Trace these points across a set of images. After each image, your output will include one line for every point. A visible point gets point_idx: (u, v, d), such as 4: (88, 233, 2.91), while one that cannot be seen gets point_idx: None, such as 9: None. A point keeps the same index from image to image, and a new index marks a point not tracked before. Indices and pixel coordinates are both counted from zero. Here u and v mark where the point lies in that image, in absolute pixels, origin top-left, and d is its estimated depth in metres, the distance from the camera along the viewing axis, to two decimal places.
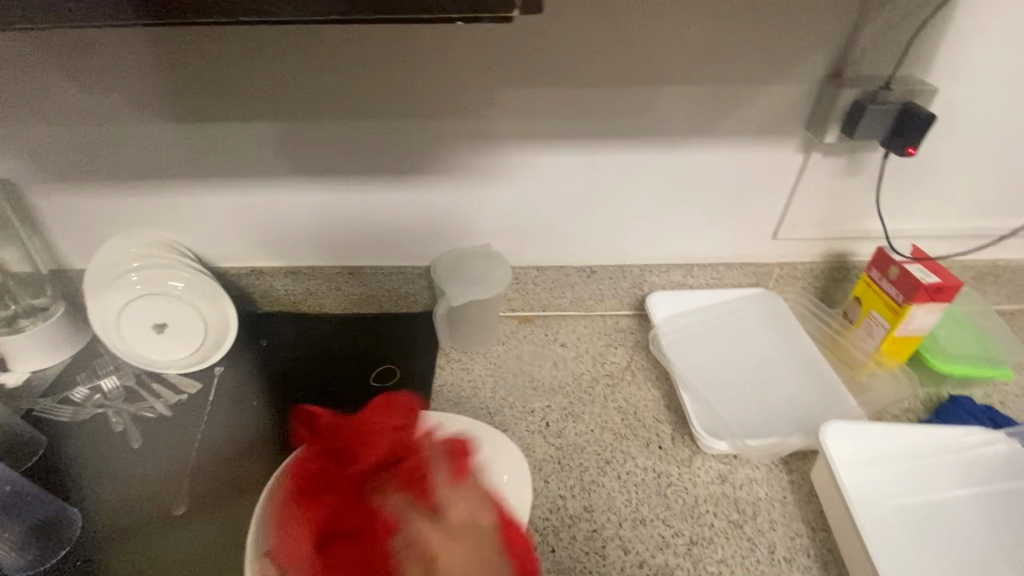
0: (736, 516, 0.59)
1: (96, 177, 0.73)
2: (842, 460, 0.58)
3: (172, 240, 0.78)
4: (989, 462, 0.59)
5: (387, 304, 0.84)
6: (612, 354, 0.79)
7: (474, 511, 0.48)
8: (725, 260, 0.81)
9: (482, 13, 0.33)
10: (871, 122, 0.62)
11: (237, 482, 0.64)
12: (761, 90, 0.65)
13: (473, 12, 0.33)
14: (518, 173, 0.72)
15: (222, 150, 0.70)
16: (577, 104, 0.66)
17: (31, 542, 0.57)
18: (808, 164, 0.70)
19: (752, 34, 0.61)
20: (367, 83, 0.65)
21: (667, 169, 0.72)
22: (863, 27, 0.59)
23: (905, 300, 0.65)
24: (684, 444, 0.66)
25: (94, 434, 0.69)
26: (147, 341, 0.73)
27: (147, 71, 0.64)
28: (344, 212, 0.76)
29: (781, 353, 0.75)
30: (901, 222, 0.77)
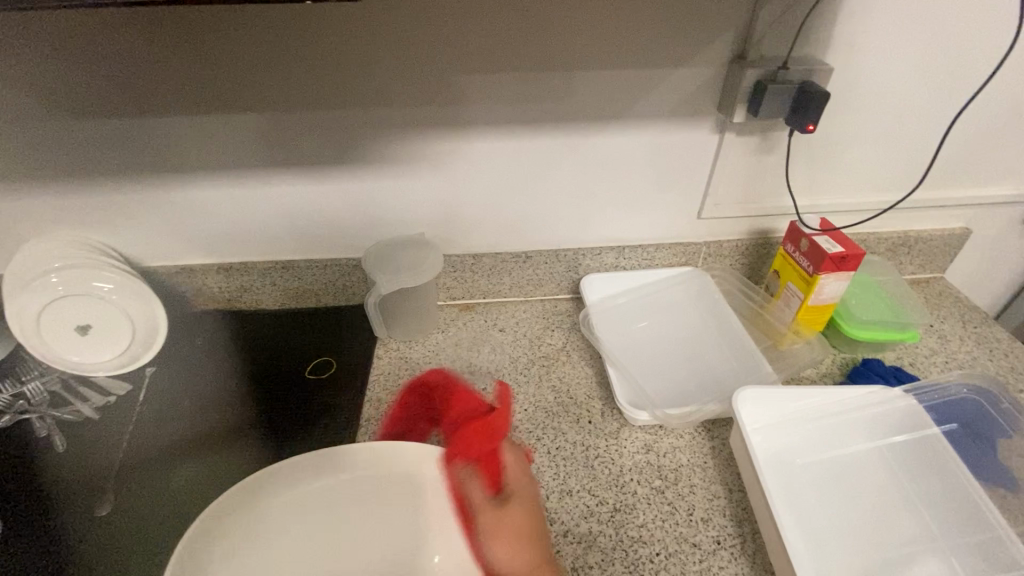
0: (659, 483, 0.61)
1: (11, 177, 0.71)
2: (754, 426, 0.61)
3: (99, 242, 0.77)
4: (889, 417, 0.62)
5: (325, 297, 0.84)
6: (549, 335, 0.81)
7: (532, 513, 0.51)
8: (654, 241, 0.84)
9: None
10: (773, 101, 0.65)
11: (165, 479, 0.64)
12: (671, 74, 0.67)
13: None
14: (446, 160, 0.74)
15: (145, 145, 0.70)
16: (497, 91, 0.68)
17: None
18: (723, 144, 0.73)
19: (657, 18, 0.63)
20: (286, 74, 0.66)
21: (590, 152, 0.74)
22: (761, 9, 0.62)
23: (813, 270, 0.68)
24: (613, 418, 0.68)
25: (16, 439, 0.67)
26: (71, 343, 0.71)
27: (55, 67, 0.63)
28: (277, 206, 0.77)
29: (707, 327, 0.78)
30: (816, 198, 0.80)
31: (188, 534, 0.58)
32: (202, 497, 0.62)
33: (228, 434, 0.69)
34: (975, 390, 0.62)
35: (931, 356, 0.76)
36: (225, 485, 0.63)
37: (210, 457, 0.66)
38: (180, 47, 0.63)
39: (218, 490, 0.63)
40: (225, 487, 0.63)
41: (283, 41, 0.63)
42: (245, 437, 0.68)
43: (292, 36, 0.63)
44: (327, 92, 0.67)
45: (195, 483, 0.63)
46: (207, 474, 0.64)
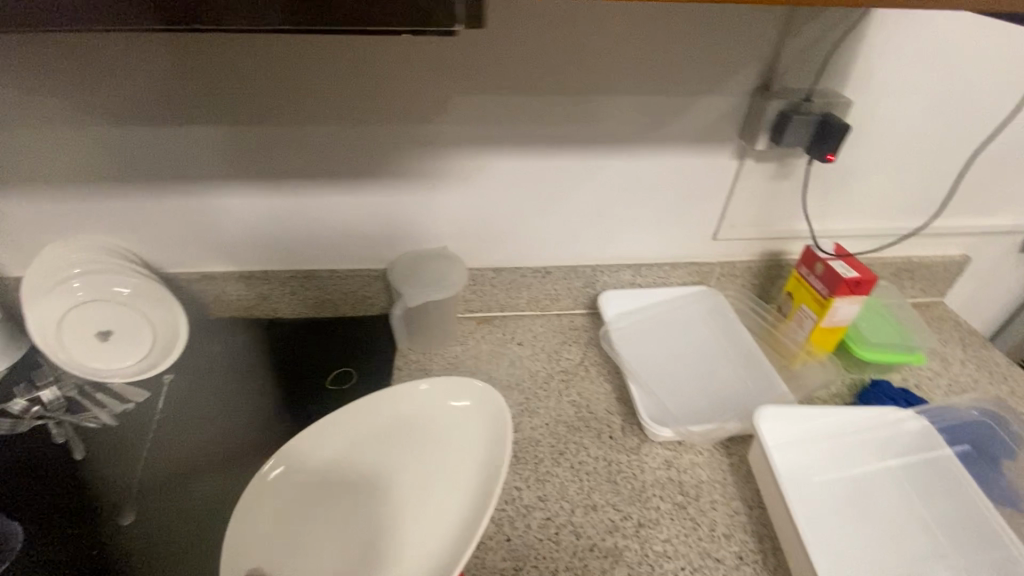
0: (681, 498, 0.63)
1: (38, 180, 0.71)
2: (775, 442, 0.62)
3: (120, 247, 0.77)
4: (902, 437, 0.64)
5: (344, 307, 0.85)
6: (567, 350, 0.82)
7: None
8: (671, 260, 0.86)
9: (428, 26, 0.34)
10: (795, 131, 0.68)
11: (188, 488, 0.63)
12: (697, 101, 0.70)
13: (419, 25, 0.33)
14: (472, 176, 0.76)
15: (176, 151, 0.70)
16: (529, 112, 0.70)
17: None
18: (742, 169, 0.76)
19: (687, 48, 0.66)
20: (323, 87, 0.67)
21: (613, 173, 0.76)
22: (786, 44, 0.65)
23: (829, 294, 0.70)
24: (633, 434, 0.70)
25: (33, 446, 0.66)
26: (89, 350, 0.70)
27: (93, 73, 0.64)
28: (303, 215, 0.78)
29: (721, 345, 0.80)
30: (828, 223, 0.83)
31: (213, 544, 0.58)
32: (227, 507, 0.61)
33: (249, 444, 0.68)
34: (987, 412, 0.65)
35: (935, 378, 0.79)
36: None
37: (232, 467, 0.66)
38: (222, 60, 0.64)
39: (241, 500, 0.62)
40: None
41: (324, 57, 0.64)
42: (266, 447, 0.68)
43: (333, 52, 0.64)
44: (363, 106, 0.68)
45: (217, 492, 0.63)
46: (231, 483, 0.64)
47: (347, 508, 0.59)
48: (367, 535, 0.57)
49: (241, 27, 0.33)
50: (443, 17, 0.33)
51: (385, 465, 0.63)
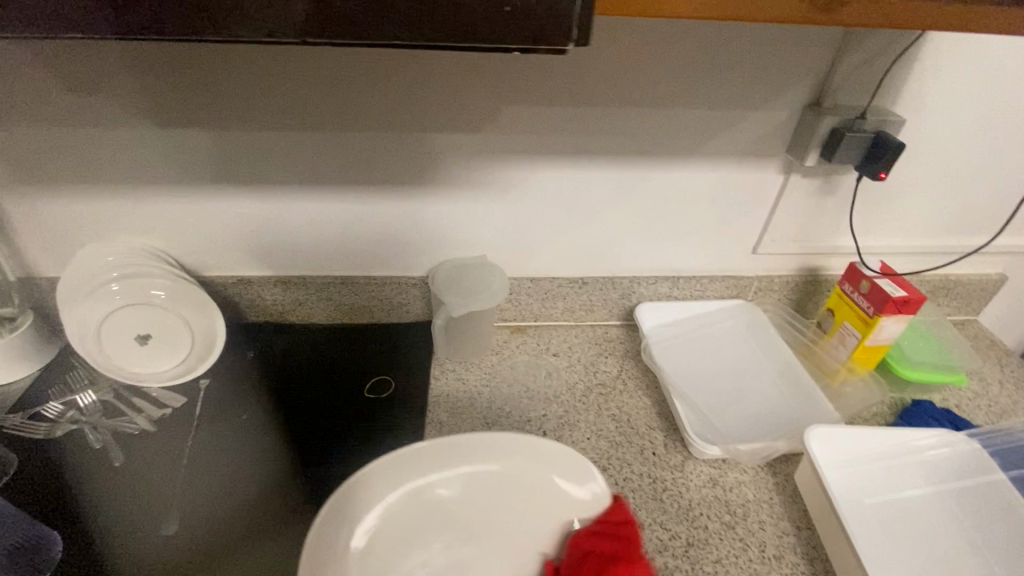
0: (728, 517, 0.62)
1: (79, 181, 0.70)
2: (825, 462, 0.62)
3: (157, 249, 0.76)
4: (953, 461, 0.64)
5: (378, 314, 0.84)
6: (603, 363, 0.82)
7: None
8: (708, 273, 0.85)
9: (539, 44, 0.33)
10: (847, 148, 0.67)
11: (230, 497, 0.62)
12: (747, 116, 0.69)
13: (530, 43, 0.33)
14: (514, 186, 0.75)
15: (219, 156, 0.70)
16: (577, 123, 0.70)
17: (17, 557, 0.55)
18: (787, 184, 0.75)
19: (741, 63, 0.65)
20: (373, 95, 0.66)
21: (657, 186, 0.76)
22: (841, 61, 0.65)
23: (875, 312, 0.70)
24: (676, 450, 0.69)
25: (71, 451, 0.66)
26: (128, 353, 0.70)
27: (142, 76, 0.63)
28: (342, 221, 0.77)
29: (761, 361, 0.79)
30: (868, 240, 0.82)
31: (258, 556, 0.57)
32: (270, 518, 0.61)
33: (288, 453, 0.67)
34: None
35: (975, 399, 0.79)
36: (290, 506, 0.62)
37: (271, 476, 0.65)
38: (272, 65, 0.63)
39: (283, 512, 0.61)
40: (291, 508, 0.62)
41: (375, 64, 0.64)
42: (306, 457, 0.67)
43: (384, 59, 0.63)
44: (410, 114, 0.68)
45: (259, 502, 0.62)
46: (273, 493, 0.63)
47: (406, 531, 0.56)
48: (432, 561, 0.55)
49: (352, 42, 0.33)
50: (556, 35, 0.33)
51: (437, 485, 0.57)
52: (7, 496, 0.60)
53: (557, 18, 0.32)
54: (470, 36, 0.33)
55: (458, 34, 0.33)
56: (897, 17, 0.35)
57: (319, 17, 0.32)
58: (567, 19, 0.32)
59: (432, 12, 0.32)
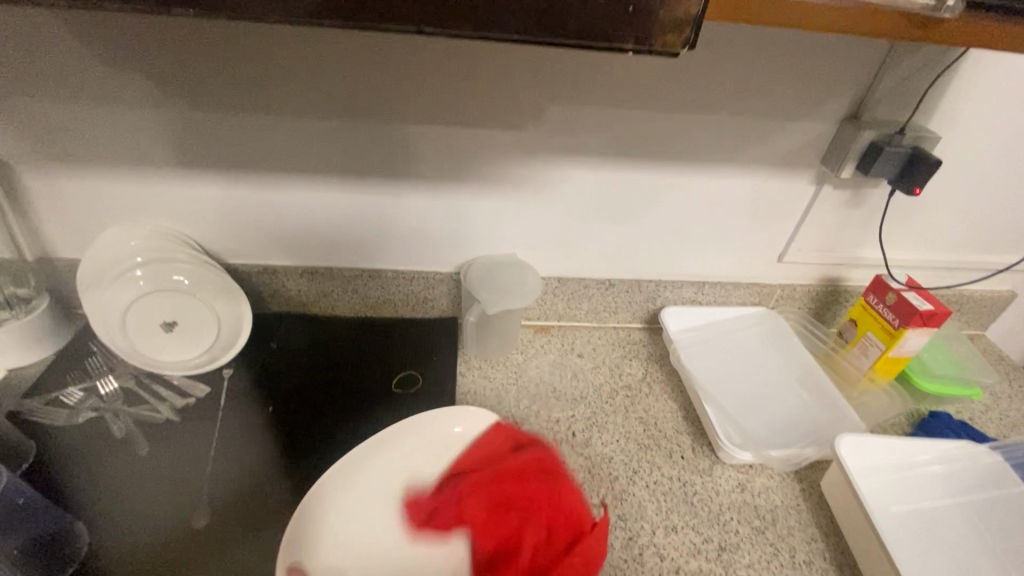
0: (758, 522, 0.63)
1: (105, 161, 0.68)
2: (857, 469, 0.63)
3: (182, 234, 0.74)
4: (975, 471, 0.65)
5: (402, 308, 0.83)
6: (627, 365, 0.82)
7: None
8: (732, 280, 0.86)
9: (652, 46, 0.33)
10: (884, 162, 0.69)
11: (259, 492, 0.61)
12: (787, 125, 0.70)
13: (644, 45, 0.33)
14: (550, 186, 0.75)
15: (252, 141, 0.68)
16: (618, 126, 0.70)
17: (39, 557, 0.52)
18: (819, 195, 0.76)
19: (786, 73, 0.66)
20: (416, 86, 0.65)
21: (690, 190, 0.76)
22: (883, 76, 0.66)
23: (900, 325, 0.71)
24: (704, 455, 0.70)
25: (94, 439, 0.64)
26: (153, 340, 0.68)
27: (181, 56, 0.61)
28: (373, 213, 0.76)
29: (783, 368, 0.80)
30: (891, 252, 0.84)
31: None
32: None
33: (317, 446, 0.66)
34: None
35: (986, 413, 0.81)
36: None
37: (301, 470, 0.64)
38: (316, 50, 0.62)
39: None
40: None
41: (423, 56, 0.63)
42: (335, 451, 0.66)
43: (432, 51, 0.62)
44: (453, 107, 0.67)
45: (290, 496, 0.61)
46: (304, 487, 0.62)
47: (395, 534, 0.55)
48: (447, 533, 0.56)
49: (467, 33, 0.33)
50: (671, 39, 0.33)
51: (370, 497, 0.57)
52: (35, 484, 0.59)
53: (675, 21, 0.32)
54: (587, 35, 0.33)
55: (576, 30, 0.33)
56: (991, 39, 0.35)
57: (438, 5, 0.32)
58: (684, 25, 0.32)
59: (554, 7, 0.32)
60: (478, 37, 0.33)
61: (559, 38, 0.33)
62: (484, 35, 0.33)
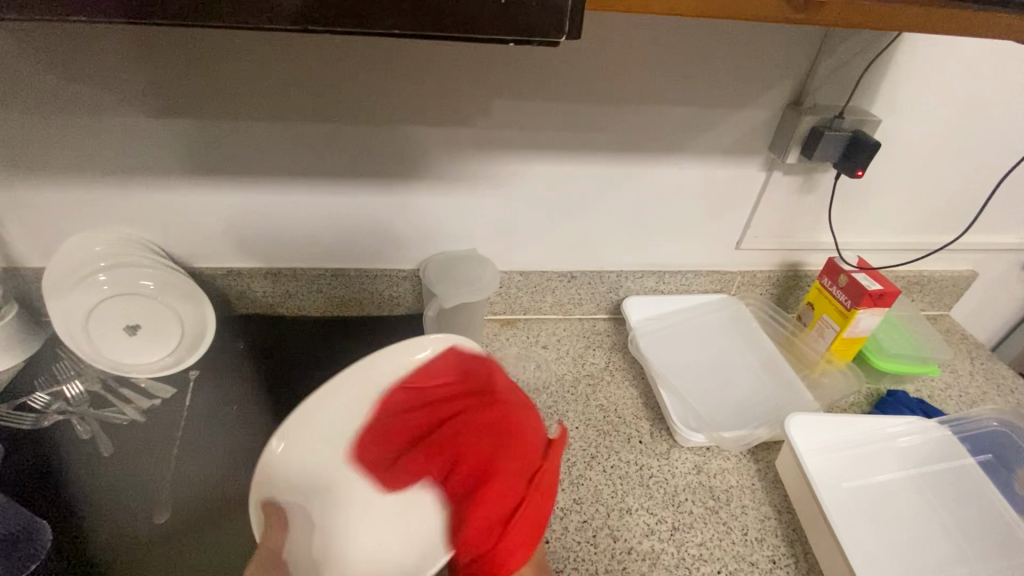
0: (712, 502, 0.64)
1: (64, 171, 0.69)
2: (807, 448, 0.64)
3: (146, 240, 0.76)
4: (926, 447, 0.67)
5: (368, 306, 0.85)
6: (591, 354, 0.83)
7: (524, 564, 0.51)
8: (692, 268, 0.88)
9: (533, 37, 0.34)
10: (826, 146, 0.70)
11: (221, 488, 0.63)
12: (731, 114, 0.72)
13: (524, 36, 0.34)
14: (505, 180, 0.76)
15: (206, 146, 0.69)
16: (565, 118, 0.71)
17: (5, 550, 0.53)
18: (769, 181, 0.78)
19: (725, 63, 0.67)
20: (364, 88, 0.67)
21: (643, 181, 0.78)
22: (820, 62, 0.67)
23: (852, 305, 0.72)
24: (662, 439, 0.71)
25: (58, 441, 0.65)
26: (117, 344, 0.70)
27: (128, 64, 0.62)
28: (333, 214, 0.77)
29: (744, 352, 0.82)
30: (847, 236, 0.85)
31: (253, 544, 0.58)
32: None
33: None
34: (1006, 424, 0.66)
35: (946, 390, 0.82)
36: None
37: None
38: (263, 55, 0.63)
39: None
40: None
41: (366, 56, 0.64)
42: None
43: (376, 53, 0.64)
44: (401, 105, 0.68)
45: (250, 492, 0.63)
46: None
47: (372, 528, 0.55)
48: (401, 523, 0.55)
49: (350, 30, 0.33)
50: (550, 31, 0.34)
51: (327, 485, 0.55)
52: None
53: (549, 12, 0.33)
54: (467, 27, 0.33)
55: (455, 22, 0.33)
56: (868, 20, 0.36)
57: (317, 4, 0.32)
58: (560, 15, 0.33)
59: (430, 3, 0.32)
60: (363, 34, 0.34)
61: (440, 32, 0.33)
62: (366, 31, 0.34)
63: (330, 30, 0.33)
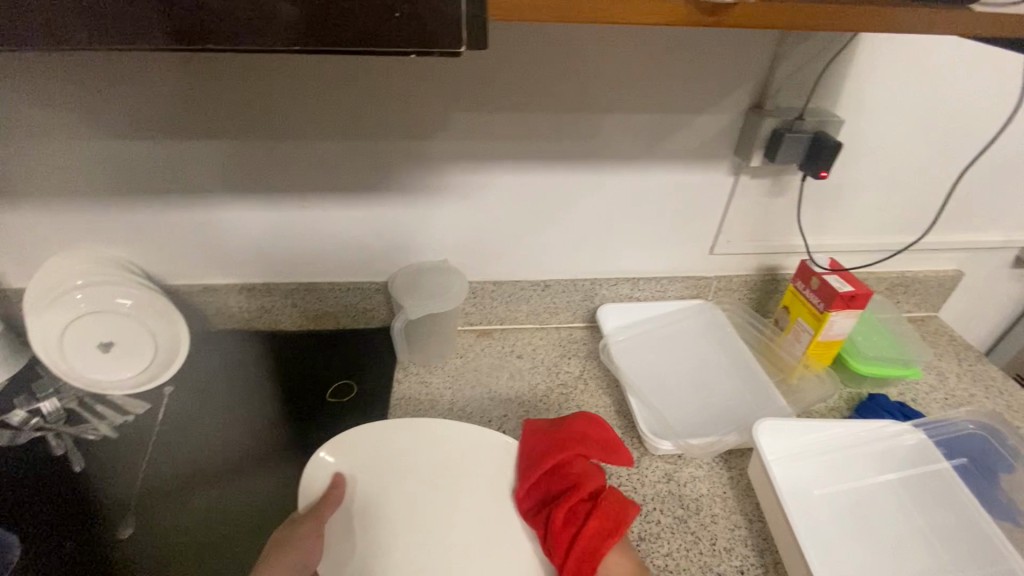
0: (681, 512, 0.63)
1: (41, 194, 0.71)
2: (775, 454, 0.63)
3: (124, 259, 0.78)
4: (900, 452, 0.65)
5: (345, 320, 0.86)
6: (566, 363, 0.83)
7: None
8: (667, 274, 0.87)
9: (433, 48, 0.35)
10: (788, 148, 0.70)
11: (186, 502, 0.63)
12: (693, 120, 0.72)
13: (424, 47, 0.35)
14: (473, 192, 0.77)
15: (176, 167, 0.71)
16: (527, 129, 0.72)
17: None
18: (738, 185, 0.77)
19: (682, 70, 0.68)
20: (328, 107, 0.68)
21: (611, 189, 0.78)
22: (778, 65, 0.67)
23: (824, 308, 0.71)
24: (632, 447, 0.70)
25: (31, 457, 0.66)
26: (91, 361, 0.71)
27: (98, 92, 0.64)
28: (305, 231, 0.79)
29: (720, 358, 0.81)
30: (823, 238, 0.84)
31: (216, 556, 0.58)
32: (227, 519, 0.62)
33: (249, 455, 0.68)
34: (985, 427, 0.65)
35: (931, 392, 0.80)
36: (248, 509, 0.63)
37: (229, 479, 0.66)
38: (225, 78, 0.65)
39: (238, 514, 0.62)
40: (247, 510, 0.63)
41: (326, 75, 0.65)
42: (266, 459, 0.68)
43: (335, 72, 0.65)
44: (364, 122, 0.69)
45: (217, 505, 0.63)
46: (232, 494, 0.64)
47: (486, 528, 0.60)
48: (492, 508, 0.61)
49: (256, 48, 0.35)
50: (449, 42, 0.35)
51: (469, 550, 0.59)
52: None
53: (446, 23, 0.34)
54: (366, 42, 0.35)
55: (353, 39, 0.35)
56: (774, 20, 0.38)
57: (221, 26, 0.34)
58: (454, 24, 0.34)
59: (325, 20, 0.34)
60: (267, 51, 0.35)
61: (342, 46, 0.35)
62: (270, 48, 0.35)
63: (237, 49, 0.35)
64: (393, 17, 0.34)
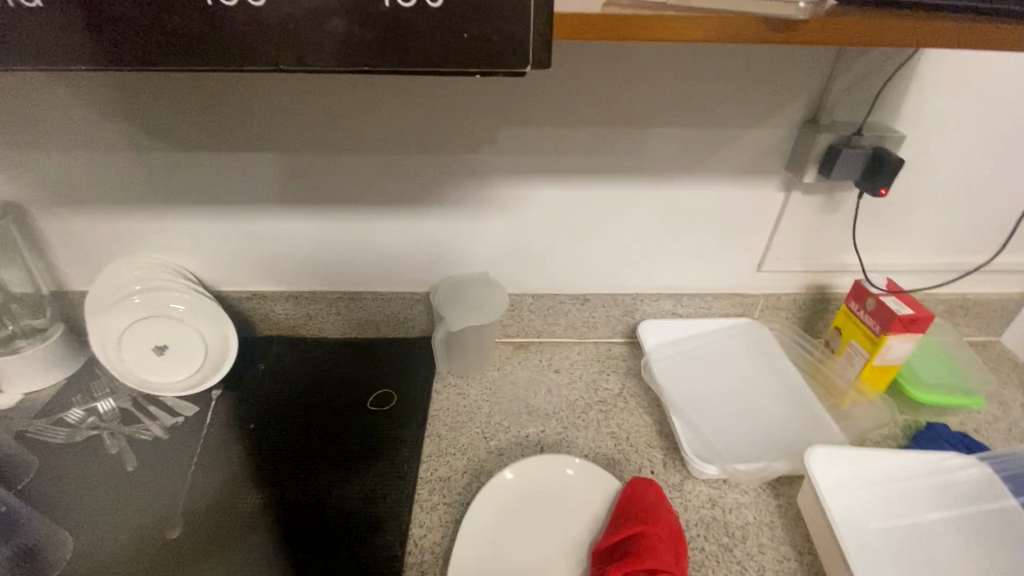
0: (726, 539, 0.61)
1: (105, 200, 0.75)
2: (828, 484, 0.60)
3: (176, 264, 0.81)
4: (964, 486, 0.62)
5: (385, 329, 0.87)
6: (605, 380, 0.81)
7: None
8: (711, 291, 0.85)
9: (496, 68, 0.35)
10: (844, 164, 0.68)
11: (231, 504, 0.64)
12: (744, 134, 0.70)
13: (488, 67, 0.35)
14: (516, 206, 0.77)
15: (230, 177, 0.73)
16: (573, 143, 0.71)
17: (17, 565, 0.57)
18: (788, 201, 0.75)
19: (734, 85, 0.66)
20: (378, 122, 0.69)
21: (656, 204, 0.77)
22: (834, 80, 0.65)
23: (881, 331, 0.68)
24: (674, 469, 0.68)
25: (88, 455, 0.69)
26: (145, 363, 0.74)
27: (162, 105, 0.67)
28: (350, 241, 0.80)
29: (767, 380, 0.78)
30: (877, 258, 0.81)
31: (259, 561, 0.59)
32: (270, 524, 0.62)
33: (292, 460, 0.69)
34: None
35: (994, 423, 0.75)
36: (290, 514, 0.63)
37: (273, 484, 0.67)
38: (281, 92, 0.67)
39: (281, 520, 0.63)
40: (289, 516, 0.63)
41: (377, 89, 0.67)
42: (307, 466, 0.69)
43: (385, 86, 0.66)
44: (411, 134, 0.70)
45: (260, 508, 0.64)
46: (275, 499, 0.65)
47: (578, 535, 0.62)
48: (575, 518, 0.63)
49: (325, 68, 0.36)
50: (513, 62, 0.35)
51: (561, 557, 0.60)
52: (30, 497, 0.64)
53: (510, 44, 0.34)
54: (432, 62, 0.35)
55: (420, 61, 0.35)
56: (844, 37, 0.37)
57: (293, 47, 0.35)
58: (518, 46, 0.34)
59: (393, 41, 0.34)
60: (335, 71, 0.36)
61: (408, 67, 0.35)
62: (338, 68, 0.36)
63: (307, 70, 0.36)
64: (458, 38, 0.34)
